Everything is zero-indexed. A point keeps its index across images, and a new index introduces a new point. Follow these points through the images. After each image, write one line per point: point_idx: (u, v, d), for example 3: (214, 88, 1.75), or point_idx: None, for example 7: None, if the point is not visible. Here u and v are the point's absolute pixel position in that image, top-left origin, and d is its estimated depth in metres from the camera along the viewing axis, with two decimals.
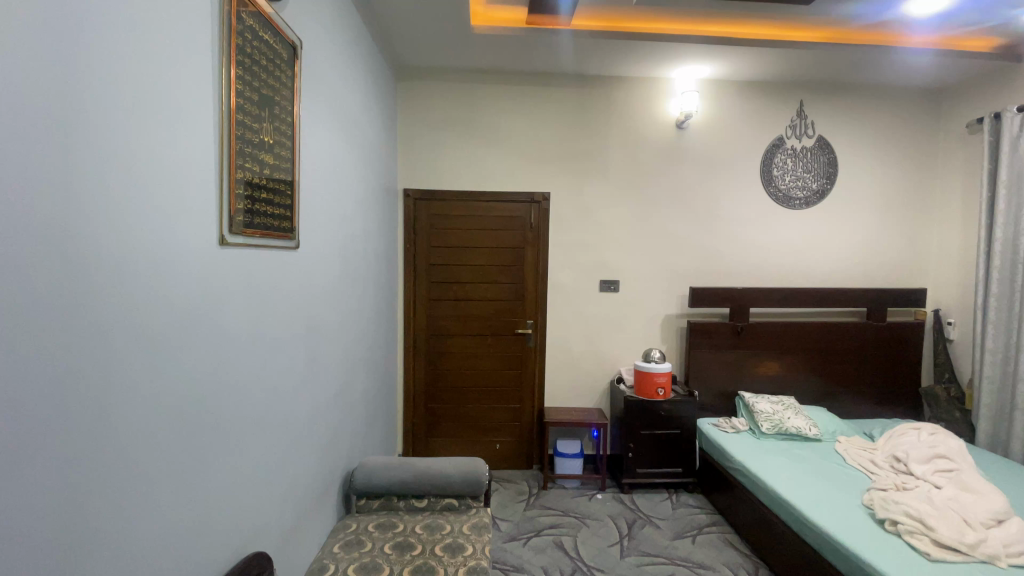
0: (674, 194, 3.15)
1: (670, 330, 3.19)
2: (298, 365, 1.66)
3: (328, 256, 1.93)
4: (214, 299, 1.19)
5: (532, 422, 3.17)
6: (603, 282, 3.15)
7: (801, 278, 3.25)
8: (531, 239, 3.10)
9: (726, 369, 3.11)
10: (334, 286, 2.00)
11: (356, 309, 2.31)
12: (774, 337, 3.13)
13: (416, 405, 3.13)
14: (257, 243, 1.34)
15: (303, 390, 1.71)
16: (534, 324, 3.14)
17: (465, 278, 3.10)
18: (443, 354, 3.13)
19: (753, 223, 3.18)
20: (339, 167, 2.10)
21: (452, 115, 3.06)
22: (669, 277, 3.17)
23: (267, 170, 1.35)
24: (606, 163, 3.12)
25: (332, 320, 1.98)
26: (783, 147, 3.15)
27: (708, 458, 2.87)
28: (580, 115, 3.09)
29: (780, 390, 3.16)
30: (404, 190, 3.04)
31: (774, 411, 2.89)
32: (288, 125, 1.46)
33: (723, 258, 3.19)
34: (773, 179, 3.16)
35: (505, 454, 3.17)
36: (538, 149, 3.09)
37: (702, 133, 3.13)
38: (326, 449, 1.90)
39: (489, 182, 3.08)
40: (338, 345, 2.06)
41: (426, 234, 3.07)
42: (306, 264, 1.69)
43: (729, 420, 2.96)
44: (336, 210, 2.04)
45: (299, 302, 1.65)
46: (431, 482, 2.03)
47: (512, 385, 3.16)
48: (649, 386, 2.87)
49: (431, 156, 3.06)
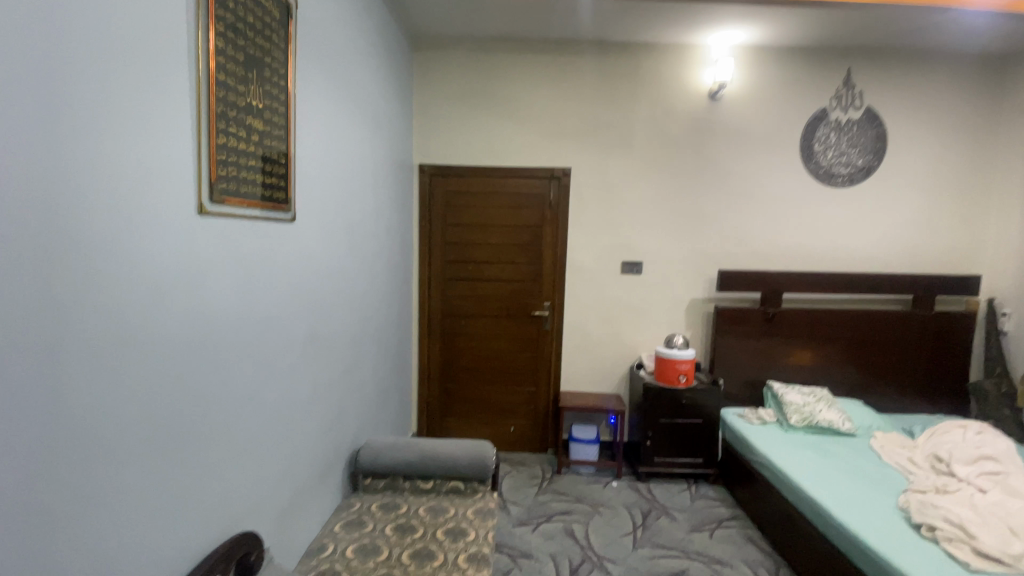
0: (705, 170, 2.96)
1: (696, 315, 3.03)
2: (297, 342, 1.61)
3: (333, 232, 1.86)
4: (199, 271, 1.13)
5: (548, 406, 3.09)
6: (625, 264, 3.01)
7: (840, 262, 3.03)
8: (550, 218, 2.98)
9: (754, 358, 2.94)
10: (340, 263, 1.94)
11: (366, 286, 2.26)
12: (808, 324, 2.93)
13: (431, 385, 3.10)
14: (245, 213, 1.27)
15: (304, 368, 1.67)
16: (551, 307, 3.04)
17: (482, 257, 3.01)
18: (458, 334, 3.07)
19: (789, 202, 2.96)
20: (348, 139, 2.02)
21: (470, 86, 2.94)
22: (696, 258, 3.00)
23: (254, 135, 1.27)
24: (632, 137, 2.95)
25: (337, 297, 1.93)
26: (827, 120, 2.91)
27: (732, 450, 2.74)
28: (605, 85, 2.92)
29: (813, 381, 2.97)
30: (420, 166, 2.96)
31: (805, 402, 2.73)
32: (280, 91, 1.38)
33: (756, 239, 2.99)
34: (814, 154, 2.93)
35: (520, 437, 3.11)
36: (559, 122, 2.94)
37: (737, 103, 2.91)
38: (330, 427, 1.87)
39: (508, 157, 2.96)
40: (344, 322, 2.01)
41: (442, 211, 2.99)
42: (306, 238, 1.63)
43: (756, 411, 2.81)
44: (343, 183, 1.97)
45: (298, 277, 1.59)
46: (436, 465, 1.97)
47: (527, 368, 3.08)
48: (670, 373, 2.74)
49: (448, 129, 2.96)
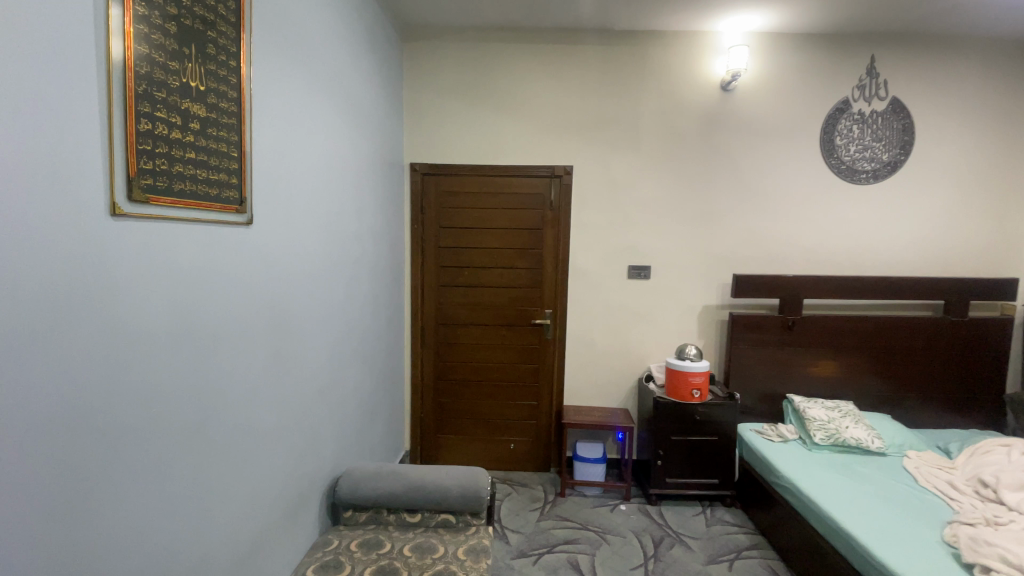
0: (717, 166, 2.74)
1: (709, 323, 2.81)
2: (260, 362, 1.41)
3: (308, 236, 1.66)
4: (117, 285, 0.92)
5: (550, 422, 2.88)
6: (632, 268, 2.80)
7: (865, 265, 2.80)
8: (551, 219, 2.78)
9: (773, 369, 2.72)
10: (316, 270, 1.74)
11: (348, 296, 2.06)
12: (831, 332, 2.71)
13: (425, 398, 2.90)
14: (182, 215, 1.06)
15: (269, 391, 1.47)
16: (553, 315, 2.83)
17: (478, 262, 2.81)
18: (453, 345, 2.87)
19: (808, 201, 2.75)
20: (327, 134, 1.82)
21: (464, 79, 2.74)
22: (708, 262, 2.79)
23: (193, 122, 1.06)
24: (638, 132, 2.74)
25: (313, 310, 1.73)
26: (848, 111, 2.70)
27: (750, 470, 2.52)
28: (609, 77, 2.72)
29: (837, 394, 2.75)
30: (411, 165, 2.77)
31: (829, 418, 2.50)
32: (229, 71, 1.17)
33: (773, 241, 2.77)
34: (836, 148, 2.71)
35: (520, 455, 2.90)
36: (560, 117, 2.74)
37: (752, 95, 2.70)
38: (303, 455, 1.67)
39: (505, 155, 2.76)
40: (322, 337, 1.81)
41: (435, 213, 2.79)
42: (271, 244, 1.42)
43: (775, 427, 2.59)
44: (322, 180, 1.77)
45: (261, 287, 1.39)
46: (424, 496, 1.76)
47: (528, 380, 2.87)
48: (682, 387, 2.51)
49: (440, 126, 2.76)
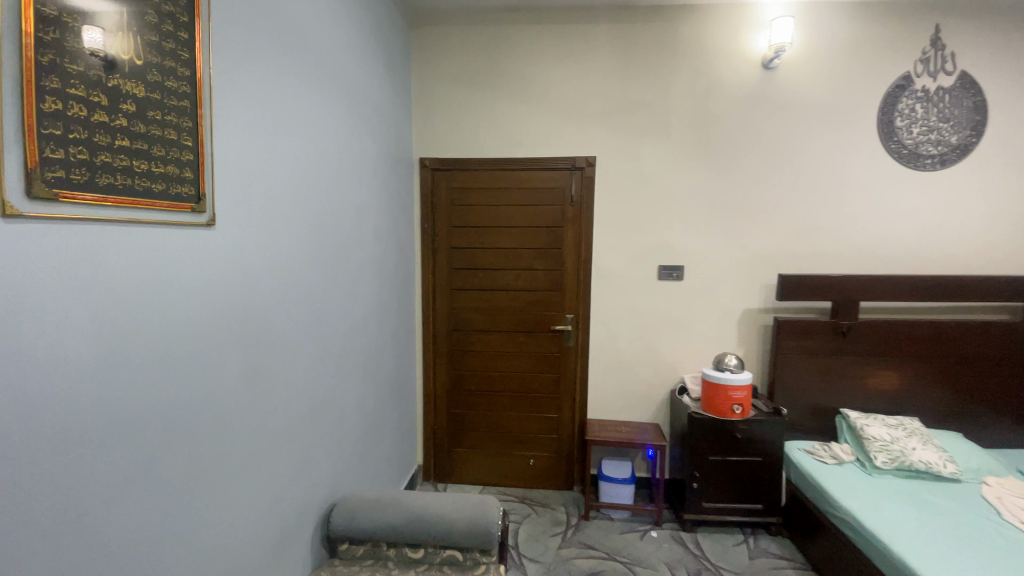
0: (758, 154, 2.46)
1: (750, 329, 2.52)
2: (233, 384, 1.23)
3: (293, 239, 1.48)
4: (20, 298, 0.73)
5: (573, 436, 2.65)
6: (662, 269, 2.54)
7: (930, 262, 2.47)
8: (572, 216, 2.54)
9: (823, 380, 2.42)
10: (306, 277, 1.56)
11: (348, 304, 1.88)
12: (894, 340, 2.38)
13: (438, 410, 2.71)
14: (114, 214, 0.88)
15: (245, 417, 1.28)
16: (574, 320, 2.60)
17: (493, 264, 2.60)
18: (467, 353, 2.67)
19: (863, 190, 2.44)
20: (320, 125, 1.63)
21: (476, 66, 2.53)
22: (748, 261, 2.51)
23: (126, 103, 0.87)
24: (668, 118, 2.48)
25: (301, 322, 1.55)
26: (910, 88, 2.37)
27: (800, 496, 2.23)
28: (636, 58, 2.47)
29: (901, 409, 2.42)
30: (421, 160, 2.58)
31: (893, 438, 2.20)
32: (180, 45, 0.99)
33: (822, 237, 2.47)
34: (895, 131, 2.39)
35: (541, 472, 2.67)
36: (581, 104, 2.50)
37: (798, 72, 2.41)
38: (291, 485, 1.49)
39: (521, 147, 2.54)
40: (314, 351, 1.63)
41: (446, 211, 2.60)
42: (243, 248, 1.24)
43: (827, 446, 2.30)
44: (312, 177, 1.59)
45: (230, 299, 1.21)
46: (426, 530, 1.56)
47: (548, 391, 2.65)
48: (721, 402, 2.24)
49: (451, 117, 2.56)
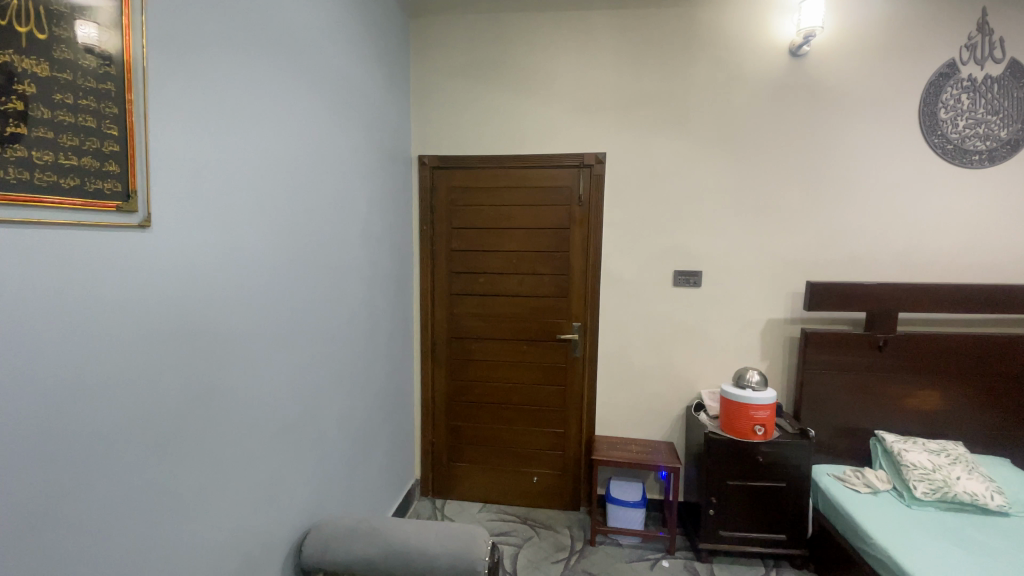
0: (784, 150, 2.25)
1: (774, 340, 2.32)
2: (188, 406, 1.09)
3: (265, 244, 1.34)
4: None
5: (579, 453, 2.47)
6: (677, 274, 2.35)
7: (979, 270, 2.21)
8: (580, 217, 2.37)
9: (856, 398, 2.20)
10: (280, 285, 1.43)
11: (333, 312, 1.74)
12: (937, 356, 2.14)
13: (436, 421, 2.56)
14: (8, 213, 0.74)
15: (203, 443, 1.14)
16: (582, 328, 2.42)
17: (495, 268, 2.44)
18: (467, 362, 2.51)
19: (902, 190, 2.21)
20: (299, 120, 1.50)
21: (478, 57, 2.38)
22: (773, 267, 2.30)
23: (22, 83, 0.75)
24: (685, 111, 2.29)
25: (275, 334, 1.41)
26: (955, 77, 2.14)
27: (829, 527, 2.02)
28: (649, 46, 2.28)
29: (945, 432, 2.18)
30: (419, 157, 2.44)
31: (935, 466, 1.95)
32: (98, 18, 0.85)
33: (856, 241, 2.25)
34: (938, 124, 2.16)
35: (545, 490, 2.50)
36: (589, 97, 2.33)
37: (829, 60, 2.19)
38: (259, 513, 1.35)
39: (525, 143, 2.38)
40: (291, 365, 1.50)
41: (446, 212, 2.45)
42: (197, 254, 1.10)
43: (860, 473, 2.07)
44: (288, 175, 1.45)
45: (182, 312, 1.07)
46: (405, 565, 1.40)
47: (553, 404, 2.47)
48: (742, 423, 2.04)
49: (452, 112, 2.41)
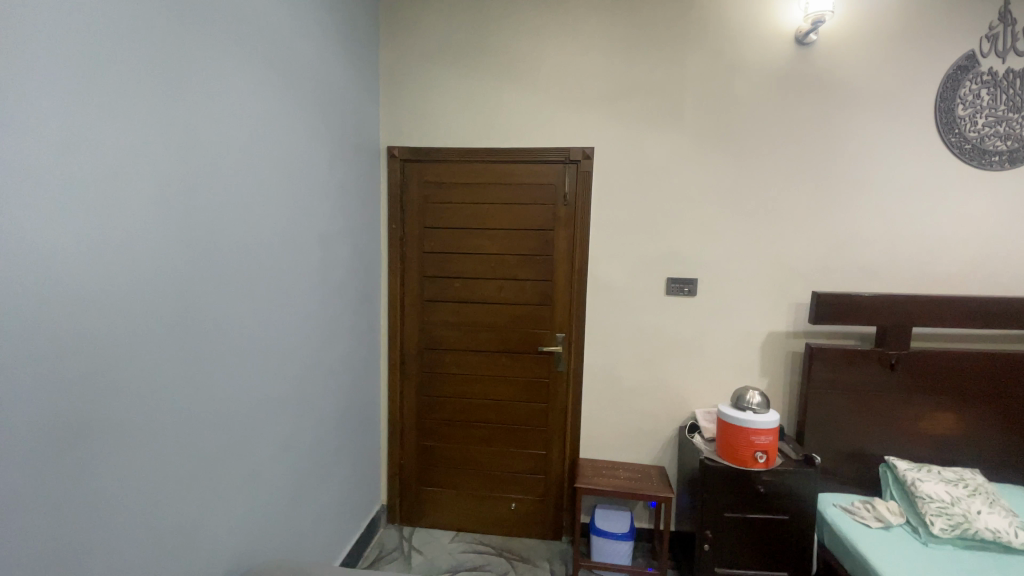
0: (788, 148, 2.06)
1: (775, 355, 2.12)
2: (46, 452, 0.85)
3: (167, 245, 1.11)
4: None
5: (562, 477, 2.25)
6: (671, 282, 2.14)
7: (998, 281, 2.03)
8: (565, 218, 2.16)
9: (864, 420, 2.00)
10: (195, 295, 1.19)
11: (273, 324, 1.51)
12: (953, 375, 1.96)
13: (405, 441, 2.33)
14: None
15: (71, 497, 0.90)
16: (566, 340, 2.21)
17: (471, 272, 2.22)
18: (440, 376, 2.29)
19: (914, 193, 2.02)
20: (221, 99, 1.27)
21: (453, 38, 2.15)
22: (776, 276, 2.10)
23: None
24: (680, 102, 2.08)
25: (188, 353, 1.18)
26: (974, 70, 1.96)
27: (836, 565, 1.82)
28: (642, 31, 2.07)
29: (960, 459, 1.99)
30: (388, 149, 2.20)
31: (953, 499, 1.76)
32: None
33: (865, 248, 2.06)
34: (955, 121, 1.98)
35: (524, 517, 2.28)
36: (576, 85, 2.12)
37: (838, 50, 2.01)
38: (163, 572, 1.12)
39: (506, 135, 2.16)
40: (210, 389, 1.26)
41: (417, 209, 2.22)
42: (59, 258, 0.86)
43: (870, 504, 1.87)
44: (209, 164, 1.22)
45: (32, 329, 0.82)
46: None
47: (534, 423, 2.25)
48: (742, 449, 1.83)
49: (425, 99, 2.19)
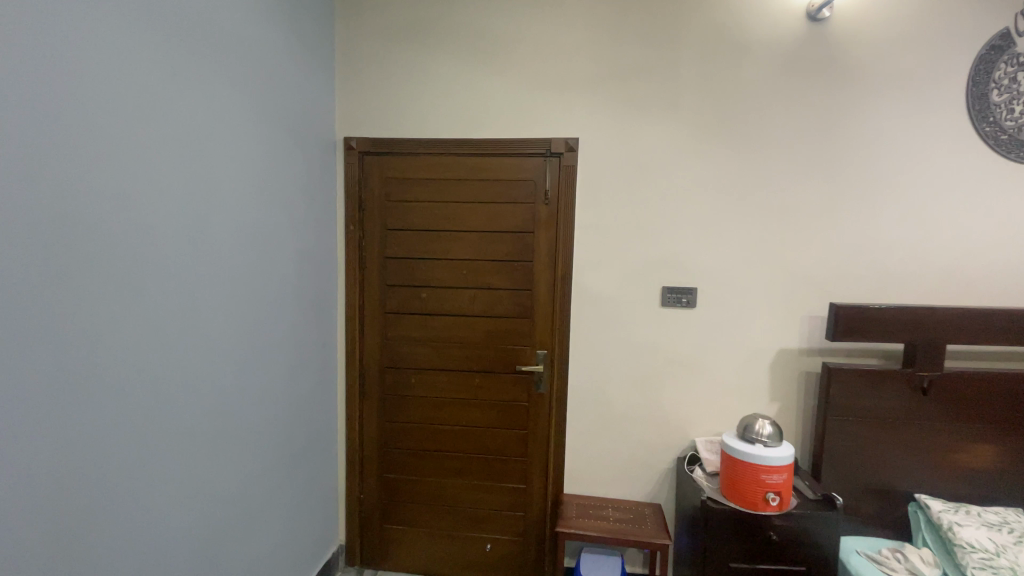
0: (797, 139, 1.80)
1: (786, 376, 1.85)
2: None
3: (30, 256, 0.84)
4: None
5: (544, 514, 1.98)
6: (667, 293, 1.87)
7: None
8: (547, 219, 1.89)
9: (890, 452, 1.74)
10: (73, 318, 0.92)
11: (204, 346, 1.24)
12: (994, 400, 1.69)
13: (367, 473, 2.05)
14: None
15: None
16: (548, 358, 1.94)
17: (441, 281, 1.95)
18: (405, 398, 2.01)
19: (942, 192, 1.77)
20: (123, 66, 0.99)
21: (419, 16, 1.89)
22: (785, 285, 1.84)
23: None
24: (675, 88, 1.83)
25: (67, 391, 0.90)
26: (1010, 51, 1.70)
27: None
28: (631, 7, 1.82)
29: (1001, 496, 1.73)
30: (346, 140, 1.94)
31: (999, 549, 1.49)
32: None
33: (886, 254, 1.80)
34: (989, 109, 1.72)
35: (501, 560, 2.00)
36: (556, 69, 1.86)
37: (854, 27, 1.75)
38: None
39: (479, 126, 1.90)
40: (108, 437, 0.99)
41: (379, 210, 1.95)
42: None
43: (900, 553, 1.59)
44: (99, 147, 0.95)
45: None
46: None
47: (512, 453, 1.98)
48: (749, 488, 1.56)
49: (388, 85, 1.92)
